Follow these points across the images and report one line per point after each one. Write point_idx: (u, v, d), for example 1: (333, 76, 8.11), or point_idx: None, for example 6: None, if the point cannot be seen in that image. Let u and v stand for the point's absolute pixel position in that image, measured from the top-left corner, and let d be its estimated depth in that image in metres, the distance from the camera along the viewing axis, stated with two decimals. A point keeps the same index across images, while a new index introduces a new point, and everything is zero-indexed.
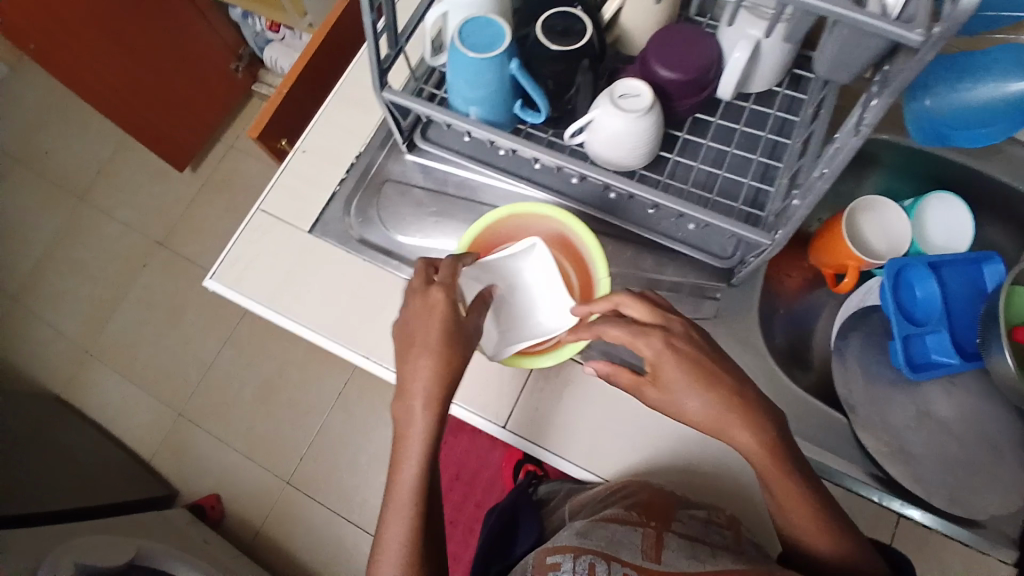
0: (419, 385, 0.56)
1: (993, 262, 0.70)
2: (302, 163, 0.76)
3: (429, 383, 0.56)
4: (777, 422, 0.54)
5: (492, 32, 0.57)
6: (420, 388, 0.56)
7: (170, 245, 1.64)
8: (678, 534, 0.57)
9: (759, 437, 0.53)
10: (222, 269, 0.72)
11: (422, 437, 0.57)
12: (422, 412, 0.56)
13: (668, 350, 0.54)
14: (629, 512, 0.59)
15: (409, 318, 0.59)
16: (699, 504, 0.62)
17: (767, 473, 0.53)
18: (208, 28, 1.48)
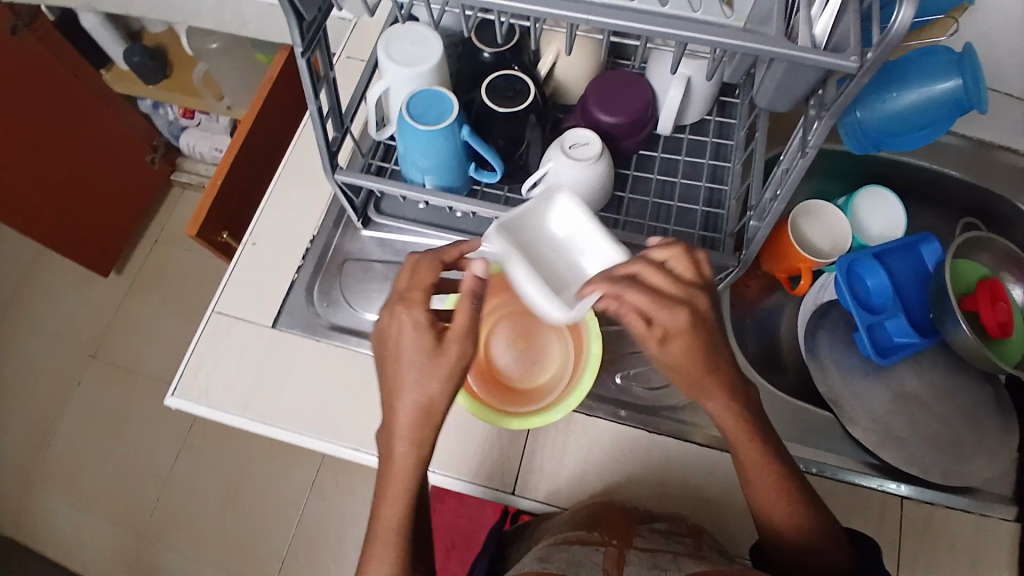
0: (402, 418, 0.48)
1: (930, 243, 0.74)
2: (253, 257, 0.74)
3: (414, 412, 0.48)
4: (749, 407, 0.54)
5: (437, 102, 0.57)
6: (406, 424, 0.49)
7: (105, 354, 1.53)
8: (639, 549, 0.49)
9: (733, 412, 0.52)
10: (184, 383, 0.68)
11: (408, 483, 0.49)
12: (406, 451, 0.49)
13: (663, 307, 0.48)
14: (588, 532, 0.53)
15: (384, 344, 0.50)
16: (663, 521, 0.57)
17: (743, 456, 0.54)
18: (119, 121, 1.42)
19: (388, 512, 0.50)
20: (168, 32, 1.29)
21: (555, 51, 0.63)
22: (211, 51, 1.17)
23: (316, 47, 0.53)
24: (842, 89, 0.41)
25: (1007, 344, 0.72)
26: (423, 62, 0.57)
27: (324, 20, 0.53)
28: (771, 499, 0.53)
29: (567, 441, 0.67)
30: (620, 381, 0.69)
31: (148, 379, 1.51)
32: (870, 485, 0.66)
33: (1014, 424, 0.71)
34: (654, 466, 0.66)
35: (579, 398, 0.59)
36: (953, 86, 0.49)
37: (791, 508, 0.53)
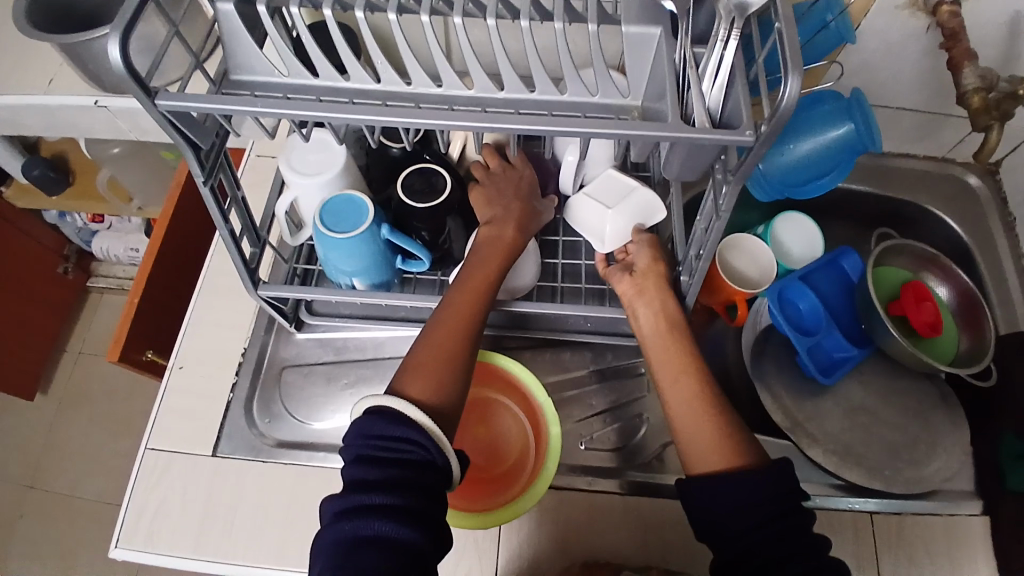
0: (492, 244, 0.58)
1: (849, 255, 0.78)
2: (184, 380, 0.70)
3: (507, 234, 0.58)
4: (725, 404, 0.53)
5: (357, 207, 0.57)
6: (486, 288, 0.56)
7: (39, 484, 1.41)
8: None
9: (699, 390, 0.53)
10: (126, 531, 0.63)
11: (487, 289, 0.56)
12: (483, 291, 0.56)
13: (646, 242, 0.59)
14: None
15: (491, 185, 0.60)
16: None
17: (695, 423, 0.51)
18: (24, 238, 1.31)
19: (462, 305, 0.55)
20: (64, 140, 1.22)
21: (463, 138, 0.64)
22: (111, 157, 1.11)
23: (219, 172, 0.51)
24: (744, 157, 0.42)
25: (938, 343, 0.76)
26: (328, 169, 0.57)
27: (223, 145, 0.51)
28: (702, 425, 0.51)
29: (542, 520, 0.65)
30: (584, 447, 0.68)
31: (89, 504, 1.39)
32: (841, 505, 0.66)
33: (960, 419, 0.75)
34: (633, 529, 0.64)
35: (546, 486, 0.58)
36: (847, 131, 0.53)
37: (717, 430, 0.51)
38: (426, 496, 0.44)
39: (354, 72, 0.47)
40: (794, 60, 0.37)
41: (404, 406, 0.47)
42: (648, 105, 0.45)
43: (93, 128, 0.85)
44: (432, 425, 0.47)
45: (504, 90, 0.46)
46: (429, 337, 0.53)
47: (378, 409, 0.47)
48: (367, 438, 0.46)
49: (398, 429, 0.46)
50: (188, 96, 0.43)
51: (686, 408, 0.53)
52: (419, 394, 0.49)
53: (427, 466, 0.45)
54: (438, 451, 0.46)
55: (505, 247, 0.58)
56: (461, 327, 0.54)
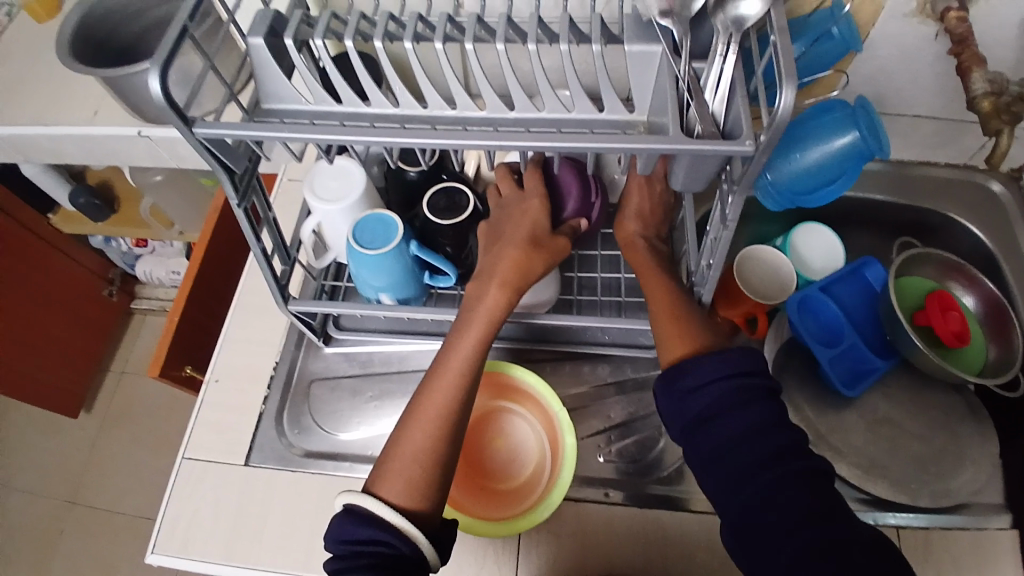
0: (482, 305, 0.56)
1: (872, 265, 0.77)
2: (218, 394, 0.73)
3: (499, 291, 0.56)
4: (705, 338, 0.54)
5: (384, 225, 0.60)
6: (463, 369, 0.55)
7: (83, 499, 1.47)
8: None
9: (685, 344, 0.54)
10: (162, 538, 0.66)
11: (465, 371, 0.55)
12: (464, 359, 0.55)
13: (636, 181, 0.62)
14: None
15: (501, 213, 0.60)
16: None
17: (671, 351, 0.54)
18: (71, 262, 1.39)
19: (438, 391, 0.54)
20: (110, 169, 1.29)
21: (477, 157, 0.67)
22: (154, 185, 1.17)
23: (251, 194, 0.54)
24: (747, 166, 0.43)
25: (963, 352, 0.75)
26: (352, 190, 0.60)
27: (255, 168, 0.54)
28: (671, 330, 0.55)
29: (561, 531, 0.66)
30: (603, 459, 0.69)
31: (129, 519, 1.44)
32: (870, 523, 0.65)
33: (989, 430, 0.73)
34: (651, 541, 0.65)
35: (563, 494, 0.59)
36: (853, 139, 0.54)
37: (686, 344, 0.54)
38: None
39: (373, 97, 0.50)
40: (789, 72, 0.39)
41: (373, 506, 0.48)
42: (653, 120, 0.47)
43: (137, 157, 0.90)
44: (403, 525, 0.48)
45: (515, 109, 0.49)
46: (410, 428, 0.53)
47: (348, 510, 0.49)
48: (338, 540, 0.48)
49: (371, 525, 0.48)
50: (222, 123, 0.46)
51: (662, 323, 0.56)
52: (395, 494, 0.50)
53: (396, 557, 0.47)
54: (408, 545, 0.48)
55: (491, 311, 0.56)
56: (436, 419, 0.53)
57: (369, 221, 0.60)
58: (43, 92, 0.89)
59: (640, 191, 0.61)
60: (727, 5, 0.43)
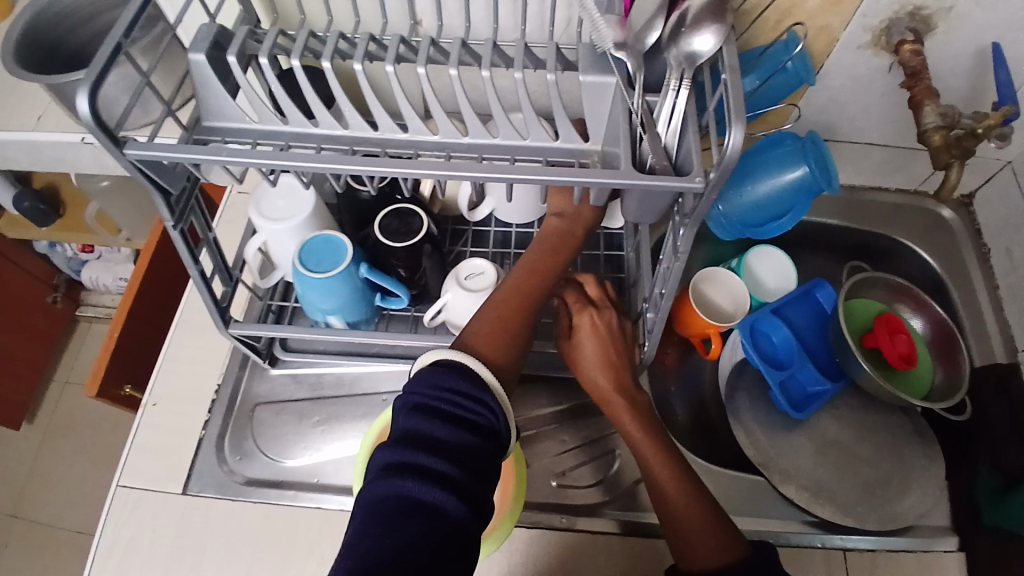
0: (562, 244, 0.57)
1: (823, 288, 0.78)
2: (157, 417, 0.70)
3: (570, 245, 0.57)
4: (721, 519, 0.53)
5: (333, 247, 0.58)
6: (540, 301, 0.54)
7: (16, 517, 1.39)
8: None
9: (702, 523, 0.52)
10: (91, 570, 0.62)
11: (548, 281, 0.55)
12: (555, 268, 0.56)
13: (588, 331, 0.58)
14: None
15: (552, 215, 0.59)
16: None
17: (691, 539, 0.52)
18: (12, 266, 1.32)
19: (524, 283, 0.54)
20: (57, 173, 1.23)
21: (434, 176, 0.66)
22: (100, 191, 1.12)
23: (190, 215, 0.51)
24: (698, 201, 0.43)
25: (910, 375, 0.77)
26: (297, 211, 0.58)
27: (195, 188, 0.52)
28: (682, 511, 0.53)
29: (513, 558, 0.64)
30: (556, 485, 0.68)
31: (67, 538, 1.37)
32: (818, 544, 0.66)
33: (934, 451, 0.75)
34: (603, 569, 0.64)
35: (510, 527, 0.59)
36: (802, 174, 0.54)
37: (700, 520, 0.52)
38: (477, 463, 0.43)
39: (322, 119, 0.48)
40: (738, 110, 0.39)
41: (467, 362, 0.47)
42: (607, 151, 0.47)
43: (79, 163, 0.86)
44: (497, 391, 0.47)
45: (468, 135, 0.48)
46: (472, 339, 0.50)
47: (442, 363, 0.47)
48: (432, 387, 0.45)
49: (447, 421, 0.43)
50: (156, 143, 0.44)
51: (681, 520, 0.53)
52: (486, 352, 0.50)
53: (489, 433, 0.45)
54: (502, 422, 0.46)
55: (568, 250, 0.57)
56: (515, 309, 0.52)
57: (316, 244, 0.58)
58: None
59: (594, 333, 0.58)
60: (680, 41, 0.43)
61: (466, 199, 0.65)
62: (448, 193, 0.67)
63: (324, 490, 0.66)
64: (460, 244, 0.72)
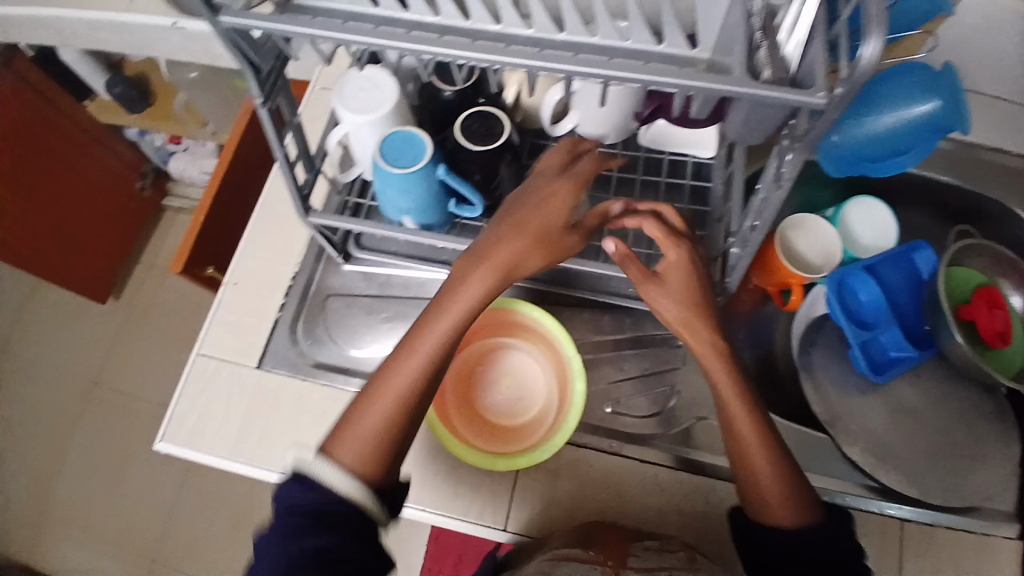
0: (503, 252, 0.52)
1: (924, 249, 0.72)
2: (235, 297, 0.73)
3: (511, 253, 0.52)
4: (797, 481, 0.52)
5: (414, 144, 0.57)
6: (406, 382, 0.51)
7: (106, 381, 1.53)
8: (634, 569, 0.51)
9: (784, 488, 0.51)
10: (171, 428, 0.68)
11: (466, 313, 0.52)
12: (486, 281, 0.52)
13: (677, 265, 0.54)
14: (586, 551, 0.53)
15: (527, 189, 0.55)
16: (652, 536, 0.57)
17: (773, 502, 0.51)
18: (104, 151, 1.39)
19: (425, 337, 0.52)
20: (146, 60, 1.23)
21: (515, 85, 0.63)
22: (189, 81, 1.15)
23: (278, 96, 0.51)
24: (815, 122, 0.39)
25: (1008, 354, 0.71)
26: (381, 105, 0.57)
27: (283, 69, 0.51)
28: (763, 472, 0.52)
29: (560, 473, 0.66)
30: (610, 410, 0.68)
31: (149, 406, 1.50)
32: (873, 509, 0.64)
33: (1016, 435, 0.70)
34: (648, 497, 0.64)
35: (564, 442, 0.58)
36: (933, 108, 0.49)
37: (781, 486, 0.52)
38: (348, 526, 0.46)
39: (412, 3, 0.45)
40: (881, 17, 0.34)
41: (328, 474, 0.47)
42: (716, 60, 0.41)
43: (173, 49, 0.88)
44: (359, 495, 0.47)
45: (564, 32, 0.44)
46: (342, 447, 0.49)
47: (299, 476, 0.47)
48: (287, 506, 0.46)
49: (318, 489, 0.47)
50: (251, 14, 0.43)
51: (766, 485, 0.52)
52: (351, 460, 0.49)
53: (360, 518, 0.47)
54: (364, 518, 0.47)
55: (510, 259, 0.52)
56: (421, 360, 0.51)
57: (399, 140, 0.57)
58: None
59: (683, 272, 0.54)
60: None
61: (550, 107, 0.62)
62: (532, 101, 0.63)
63: None
64: (539, 159, 0.69)
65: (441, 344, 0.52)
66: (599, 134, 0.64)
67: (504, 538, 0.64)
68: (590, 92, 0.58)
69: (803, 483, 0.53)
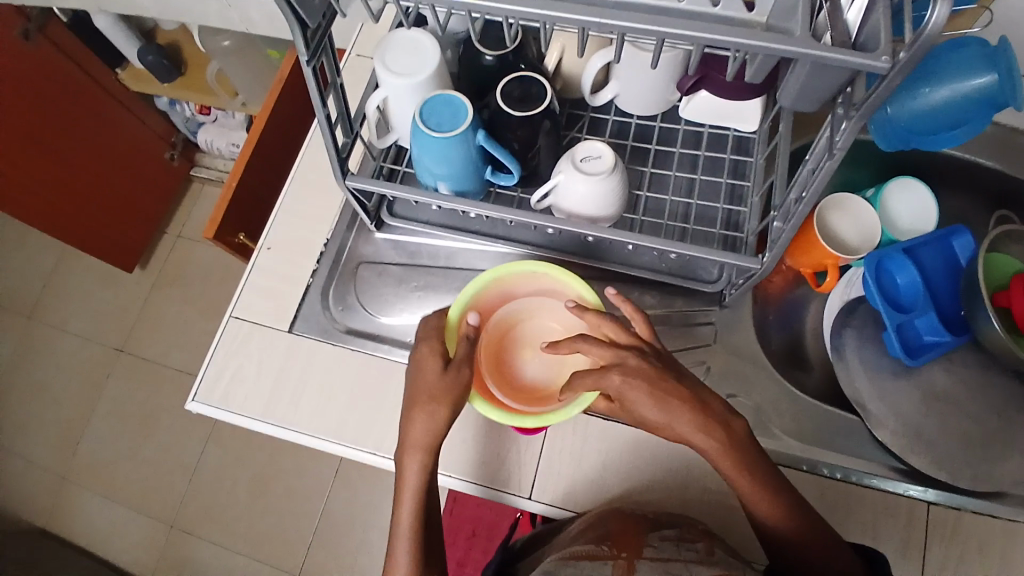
0: (421, 431, 0.56)
1: (963, 235, 0.71)
2: (268, 262, 0.74)
3: (429, 429, 0.56)
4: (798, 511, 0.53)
5: (454, 109, 0.57)
6: (417, 479, 0.57)
7: (132, 348, 1.56)
8: (650, 559, 0.49)
9: (787, 524, 0.52)
10: (204, 388, 0.69)
11: (421, 480, 0.57)
12: (416, 467, 0.57)
13: (625, 366, 0.54)
14: (599, 546, 0.51)
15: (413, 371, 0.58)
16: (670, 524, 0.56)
17: (805, 543, 0.52)
18: (134, 120, 1.40)
19: (403, 502, 0.57)
20: (179, 29, 1.26)
21: (560, 48, 0.62)
22: (222, 49, 1.15)
23: (322, 55, 0.51)
24: (872, 90, 0.38)
25: None
26: (423, 68, 0.57)
27: (328, 27, 0.51)
28: (771, 509, 0.53)
29: (586, 446, 0.65)
30: None
31: (173, 373, 1.53)
32: (897, 491, 0.64)
33: None
34: (674, 472, 0.64)
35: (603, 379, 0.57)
36: (989, 82, 0.48)
37: (794, 519, 0.53)
38: None
39: None
40: None
41: None
42: (775, 23, 0.41)
43: (208, 15, 0.89)
44: None
45: None
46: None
47: None
48: None
49: None
50: None
51: (750, 494, 0.53)
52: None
53: None
54: None
55: (429, 390, 0.56)
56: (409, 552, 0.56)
57: (439, 104, 0.57)
58: None
59: (640, 375, 0.53)
60: None
61: (593, 74, 0.60)
62: (574, 65, 0.63)
63: None
64: (576, 130, 0.68)
65: (430, 429, 0.56)
66: (637, 103, 0.63)
67: (529, 507, 0.65)
68: (638, 59, 0.57)
69: (789, 495, 0.54)
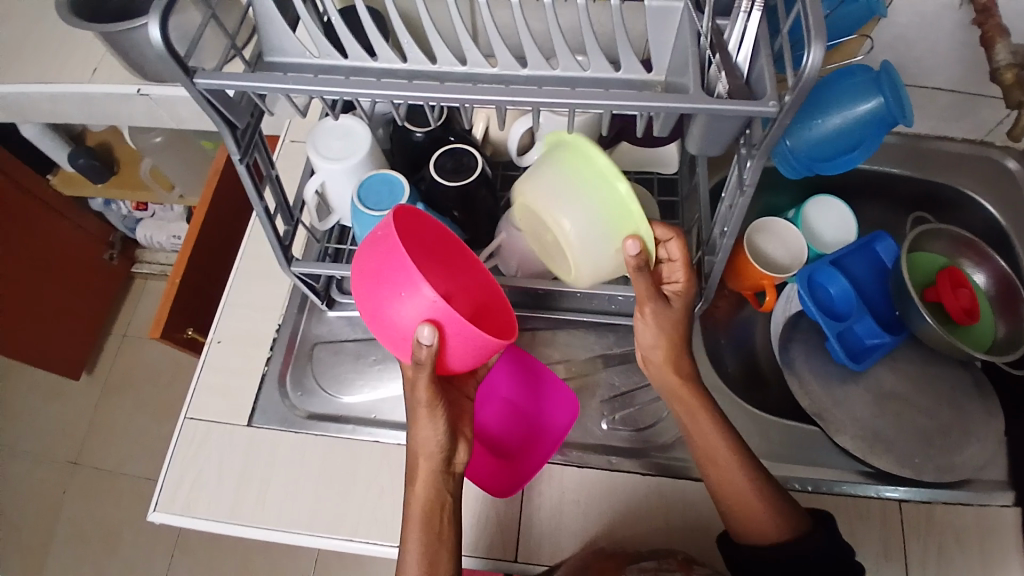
0: (426, 440, 0.52)
1: (884, 240, 0.76)
2: (221, 356, 0.73)
3: (432, 438, 0.52)
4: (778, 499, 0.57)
5: (390, 188, 0.58)
6: (425, 500, 0.52)
7: (86, 460, 1.48)
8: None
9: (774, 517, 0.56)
10: (165, 498, 0.66)
11: (430, 496, 0.52)
12: (426, 476, 0.52)
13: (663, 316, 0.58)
14: None
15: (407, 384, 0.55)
16: (648, 557, 0.56)
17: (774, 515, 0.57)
18: (69, 223, 1.37)
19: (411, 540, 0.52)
20: (108, 129, 1.26)
21: (484, 119, 0.66)
22: (154, 146, 1.14)
23: (254, 152, 0.53)
24: (768, 130, 0.41)
25: (974, 330, 0.74)
26: (355, 151, 0.59)
27: (257, 125, 0.53)
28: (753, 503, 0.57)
29: (564, 498, 0.65)
30: (606, 427, 0.68)
31: (132, 480, 1.45)
32: (868, 495, 0.66)
33: (996, 408, 0.72)
34: (655, 509, 0.64)
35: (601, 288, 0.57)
36: (876, 105, 0.54)
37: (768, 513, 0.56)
38: None
39: (381, 52, 0.48)
40: (819, 30, 0.37)
41: None
42: (671, 80, 0.45)
43: (136, 117, 0.89)
44: None
45: (528, 67, 0.47)
46: None
47: None
48: None
49: None
50: (226, 75, 0.45)
51: (746, 513, 0.56)
52: None
53: None
54: None
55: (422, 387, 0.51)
56: None
57: (376, 185, 0.59)
58: (41, 49, 0.88)
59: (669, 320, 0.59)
60: None
61: (518, 139, 0.62)
62: (500, 134, 0.67)
63: (380, 426, 0.69)
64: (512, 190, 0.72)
65: (434, 436, 0.52)
66: None
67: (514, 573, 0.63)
68: (555, 123, 0.61)
69: (772, 492, 0.58)
